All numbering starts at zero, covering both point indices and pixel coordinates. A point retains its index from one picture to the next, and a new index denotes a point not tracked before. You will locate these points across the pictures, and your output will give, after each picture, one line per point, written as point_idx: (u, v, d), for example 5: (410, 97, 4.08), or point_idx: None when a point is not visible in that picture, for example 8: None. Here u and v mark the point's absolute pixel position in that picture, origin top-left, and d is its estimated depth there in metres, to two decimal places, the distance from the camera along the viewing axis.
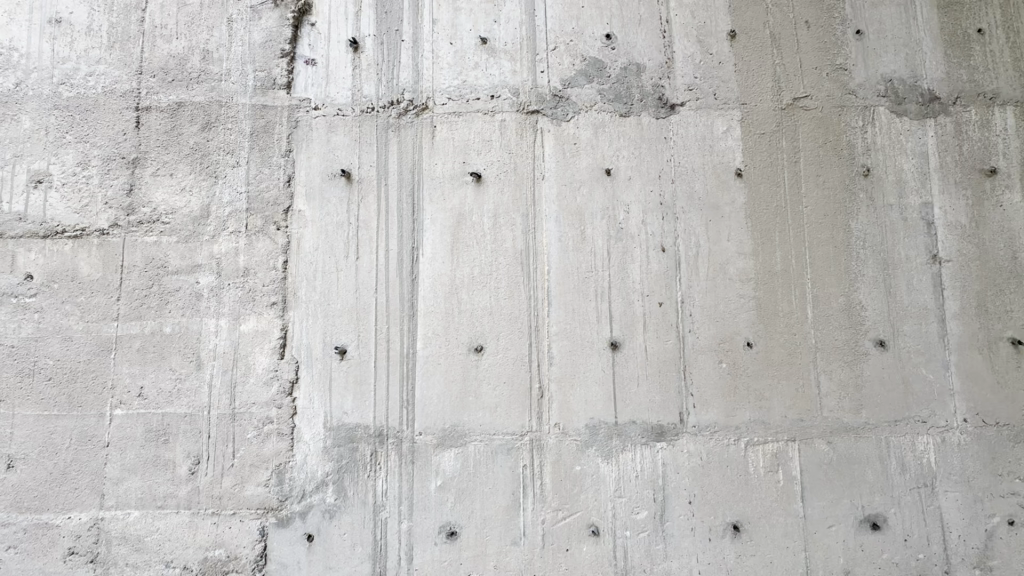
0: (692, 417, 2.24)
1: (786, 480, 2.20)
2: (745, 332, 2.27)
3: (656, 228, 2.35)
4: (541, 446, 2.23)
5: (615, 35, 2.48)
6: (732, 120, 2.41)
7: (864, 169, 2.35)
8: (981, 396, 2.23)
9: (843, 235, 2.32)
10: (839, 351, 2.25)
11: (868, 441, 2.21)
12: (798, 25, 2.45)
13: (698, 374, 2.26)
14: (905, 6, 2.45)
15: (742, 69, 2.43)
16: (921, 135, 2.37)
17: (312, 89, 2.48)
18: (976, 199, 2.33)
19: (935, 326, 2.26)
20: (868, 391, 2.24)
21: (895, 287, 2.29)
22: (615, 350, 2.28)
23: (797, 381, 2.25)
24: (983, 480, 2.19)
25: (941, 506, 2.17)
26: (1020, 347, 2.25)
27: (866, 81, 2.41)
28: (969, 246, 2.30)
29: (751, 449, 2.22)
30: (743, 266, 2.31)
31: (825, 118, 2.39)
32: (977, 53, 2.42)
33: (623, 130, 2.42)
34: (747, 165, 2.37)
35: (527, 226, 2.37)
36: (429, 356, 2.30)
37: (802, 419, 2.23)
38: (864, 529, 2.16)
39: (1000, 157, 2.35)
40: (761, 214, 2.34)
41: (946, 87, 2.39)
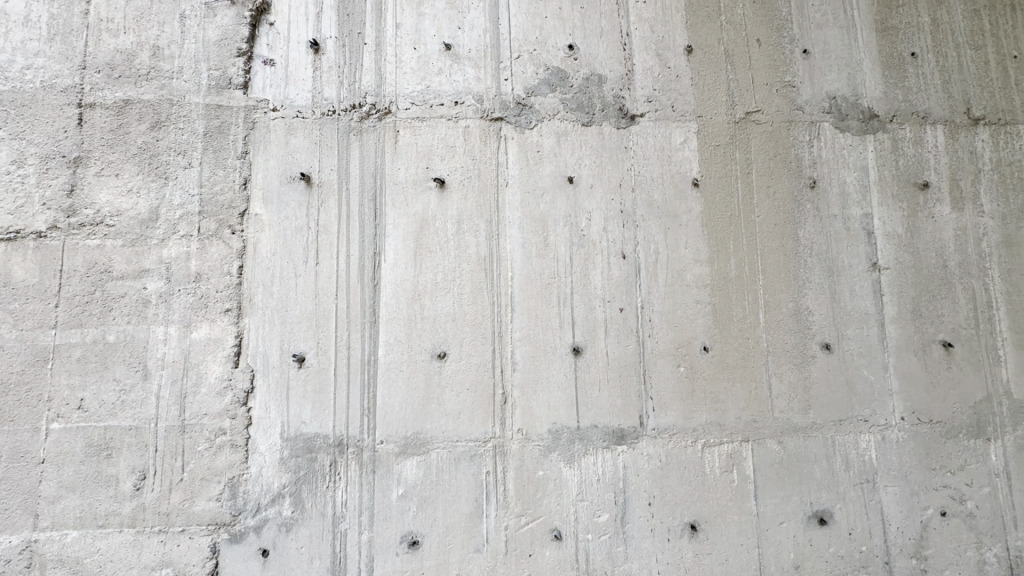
0: (651, 420, 2.29)
1: (740, 479, 2.28)
2: (701, 337, 2.35)
3: (616, 235, 2.40)
4: (504, 452, 2.24)
5: (577, 46, 2.52)
6: (689, 131, 2.49)
7: (811, 181, 2.47)
8: (917, 396, 2.37)
9: (792, 243, 2.43)
10: (789, 354, 2.36)
11: (815, 440, 2.31)
12: (750, 43, 2.56)
13: (657, 377, 2.32)
14: (848, 28, 2.60)
15: (698, 83, 2.52)
16: (862, 150, 2.51)
17: (270, 90, 2.42)
18: (912, 210, 2.49)
19: (875, 329, 2.40)
20: (815, 392, 2.34)
21: (839, 293, 2.41)
22: (577, 356, 2.31)
23: (750, 383, 2.33)
24: (919, 474, 2.32)
25: (882, 501, 2.30)
26: (951, 348, 2.40)
27: (813, 97, 2.53)
28: (905, 255, 2.45)
29: (707, 450, 2.29)
30: (699, 273, 2.39)
31: (775, 132, 2.50)
32: (912, 74, 2.58)
33: (584, 138, 2.46)
34: (703, 175, 2.46)
35: (490, 233, 2.37)
36: (391, 363, 2.27)
37: (755, 420, 2.31)
38: (812, 525, 2.26)
39: (932, 172, 2.52)
40: (716, 223, 2.43)
41: (884, 106, 2.55)
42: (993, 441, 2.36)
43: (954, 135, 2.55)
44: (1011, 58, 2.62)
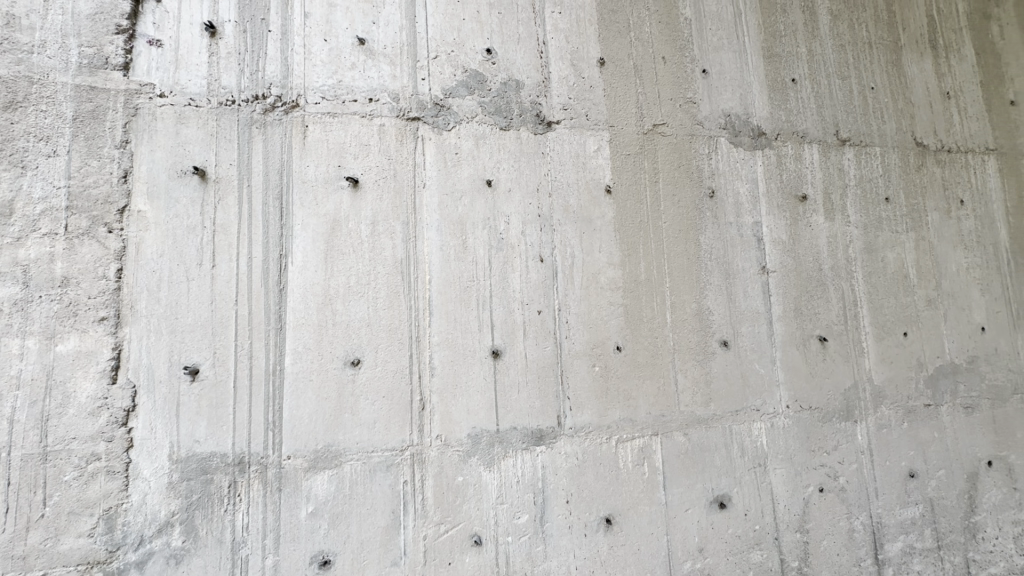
0: (569, 420, 2.35)
1: (651, 471, 2.40)
2: (615, 337, 2.45)
3: (535, 238, 2.44)
4: (422, 460, 2.18)
5: (495, 50, 2.54)
6: (602, 140, 2.59)
7: (710, 191, 2.68)
8: (800, 386, 2.64)
9: (694, 248, 2.61)
10: (693, 351, 2.53)
11: (716, 430, 2.50)
12: (656, 59, 2.72)
13: (574, 378, 2.38)
14: (740, 52, 2.85)
15: (610, 94, 2.63)
16: (753, 164, 2.77)
17: (156, 74, 2.18)
18: (794, 219, 2.77)
19: (765, 327, 2.64)
20: (715, 385, 2.53)
21: (735, 294, 2.63)
22: (496, 358, 2.31)
23: (658, 380, 2.47)
24: (802, 456, 2.59)
25: (771, 482, 2.53)
26: (826, 342, 2.71)
27: (711, 114, 2.75)
28: (788, 259, 2.73)
29: (620, 445, 2.39)
30: (612, 275, 2.49)
31: (679, 144, 2.68)
32: (793, 98, 2.89)
33: (502, 143, 2.48)
34: (616, 183, 2.57)
35: (407, 235, 2.31)
36: (299, 373, 2.13)
37: (663, 414, 2.45)
38: (714, 509, 2.44)
39: (810, 186, 2.83)
40: (627, 228, 2.55)
41: (771, 125, 2.82)
42: (859, 423, 2.69)
43: (827, 154, 2.88)
44: (870, 89, 3.02)
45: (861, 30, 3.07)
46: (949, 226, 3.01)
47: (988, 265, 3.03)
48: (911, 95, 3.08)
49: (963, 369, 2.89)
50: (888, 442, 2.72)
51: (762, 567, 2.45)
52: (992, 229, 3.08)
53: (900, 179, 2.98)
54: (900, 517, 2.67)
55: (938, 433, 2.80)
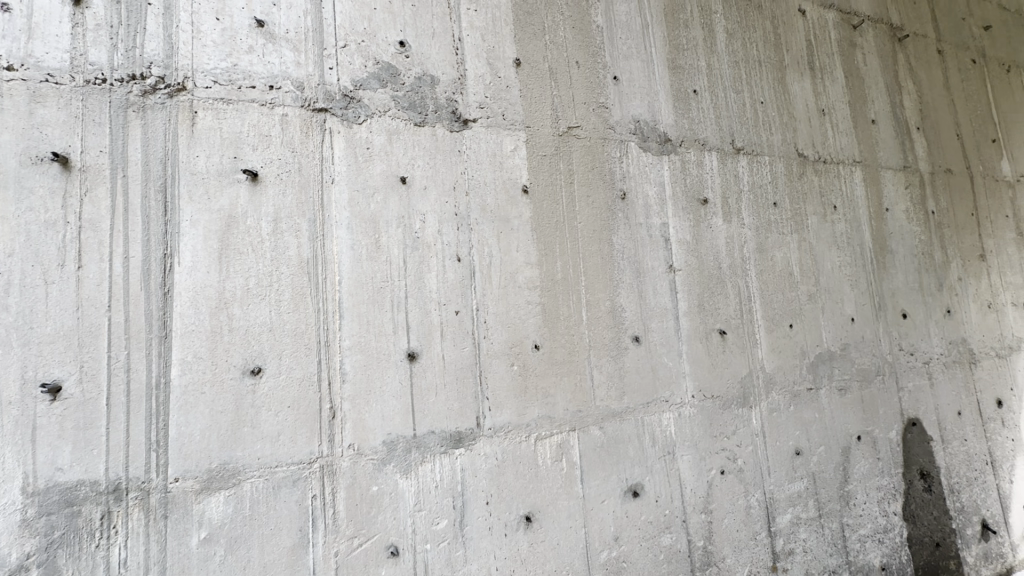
0: (488, 420, 2.33)
1: (569, 466, 2.45)
2: (533, 336, 2.47)
3: (451, 237, 2.39)
4: (333, 471, 2.06)
5: (408, 43, 2.46)
6: (519, 140, 2.60)
7: (622, 193, 2.79)
8: (703, 376, 2.83)
9: (607, 248, 2.70)
10: (607, 348, 2.62)
11: (629, 422, 2.61)
12: (570, 63, 2.78)
13: (492, 378, 2.37)
14: (647, 62, 3.00)
15: (526, 95, 2.66)
16: (660, 168, 2.92)
17: (2, 43, 1.86)
18: (697, 221, 2.97)
19: (672, 322, 2.80)
20: (628, 379, 2.64)
21: (645, 292, 2.76)
22: (412, 361, 2.24)
23: (575, 376, 2.53)
24: (706, 441, 2.77)
25: (679, 469, 2.69)
26: (725, 335, 2.93)
27: (622, 119, 2.86)
28: (692, 258, 2.92)
29: (539, 442, 2.41)
30: (530, 275, 2.51)
31: (593, 147, 2.76)
32: (695, 108, 3.09)
33: (417, 139, 2.41)
34: (532, 183, 2.60)
35: (314, 233, 2.17)
36: (188, 385, 1.92)
37: (580, 409, 2.51)
38: (627, 498, 2.54)
39: (710, 191, 3.04)
40: (544, 228, 2.58)
41: (676, 132, 3.00)
42: (754, 408, 2.94)
43: (725, 161, 3.12)
44: (760, 104, 3.31)
45: (752, 49, 3.36)
46: (826, 229, 3.38)
47: (856, 263, 3.44)
48: (794, 110, 3.42)
49: (837, 356, 3.26)
50: (778, 424, 2.99)
51: (672, 549, 2.60)
52: (858, 232, 3.50)
53: (786, 186, 3.30)
54: (788, 492, 2.94)
55: (818, 414, 3.13)
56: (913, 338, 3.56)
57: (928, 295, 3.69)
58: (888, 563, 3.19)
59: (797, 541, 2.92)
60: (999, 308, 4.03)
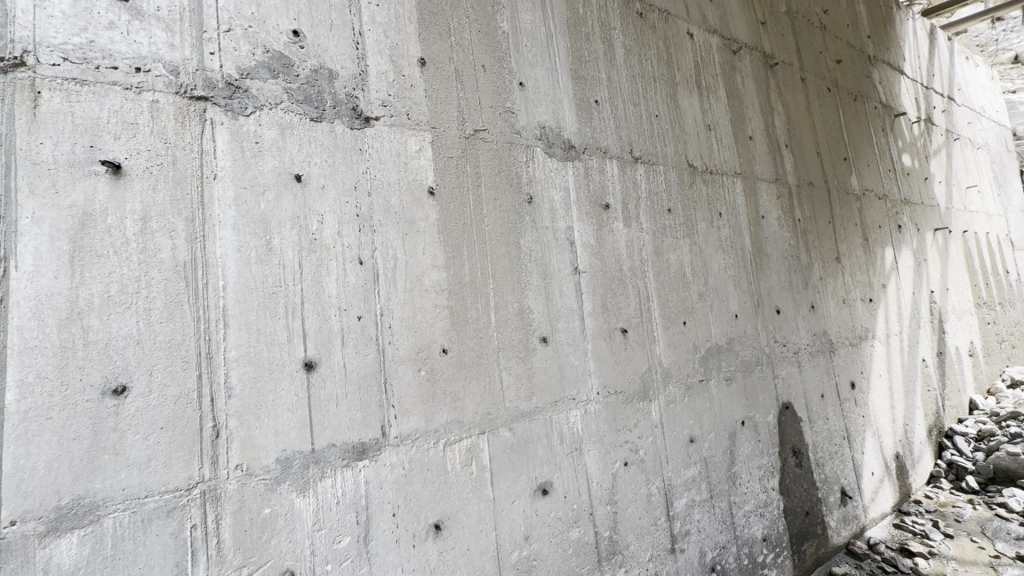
0: (394, 429, 2.25)
1: (478, 470, 2.44)
2: (440, 340, 2.43)
3: (353, 239, 2.28)
4: (216, 497, 1.87)
5: (303, 33, 2.31)
6: (424, 141, 2.55)
7: (528, 197, 2.84)
8: (607, 373, 2.96)
9: (515, 250, 2.74)
10: (515, 349, 2.65)
11: (538, 422, 2.65)
12: (477, 67, 2.79)
13: (398, 385, 2.29)
14: (552, 70, 3.09)
15: (432, 95, 2.61)
16: (565, 173, 3.02)
17: None
18: (599, 225, 3.11)
19: (577, 322, 2.90)
20: (536, 379, 2.69)
21: (552, 293, 2.83)
22: (310, 371, 2.10)
23: (484, 379, 2.53)
24: (610, 436, 2.90)
25: (586, 463, 2.79)
26: (627, 333, 3.09)
27: (527, 124, 2.92)
28: (596, 261, 3.05)
29: (448, 448, 2.38)
30: (437, 278, 2.47)
31: (499, 150, 2.79)
32: (596, 117, 3.24)
33: (314, 135, 2.27)
34: (439, 185, 2.56)
35: (193, 234, 1.96)
36: (28, 411, 1.63)
37: (489, 412, 2.51)
38: (537, 497, 2.58)
39: (611, 197, 3.20)
40: (451, 230, 2.56)
41: (579, 140, 3.13)
42: (653, 401, 3.13)
43: (624, 169, 3.30)
44: (655, 117, 3.55)
45: (648, 65, 3.59)
46: (713, 233, 3.70)
47: (738, 265, 3.80)
48: (685, 125, 3.71)
49: (724, 349, 3.58)
50: (675, 415, 3.21)
51: (580, 542, 2.68)
52: (740, 237, 3.88)
53: (678, 194, 3.57)
54: (684, 478, 3.17)
55: (709, 403, 3.41)
56: (785, 331, 4.01)
57: (796, 292, 4.18)
58: (768, 534, 3.55)
59: (692, 523, 3.15)
60: (851, 303, 4.67)
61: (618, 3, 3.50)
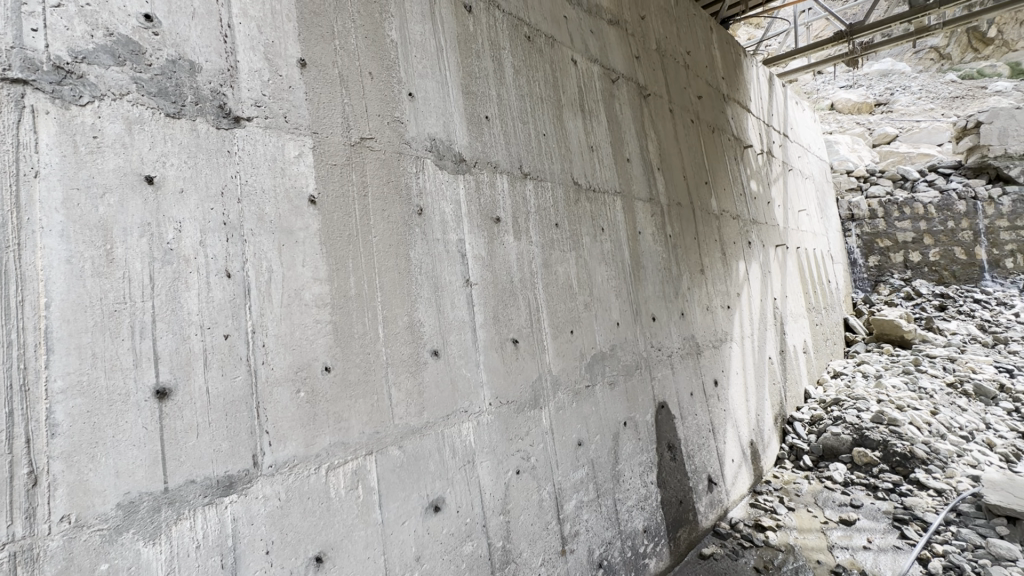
0: (268, 457, 2.06)
1: (365, 493, 2.33)
2: (322, 358, 2.28)
3: (219, 250, 2.07)
4: (33, 558, 1.55)
5: (158, 19, 2.05)
6: (304, 146, 2.40)
7: (418, 209, 2.80)
8: (499, 384, 3.00)
9: (404, 263, 2.67)
10: (405, 363, 2.58)
11: (429, 438, 2.61)
12: (363, 73, 2.70)
13: (273, 408, 2.11)
14: (442, 83, 3.10)
15: (313, 99, 2.47)
16: (455, 186, 3.04)
17: None
18: (491, 238, 3.16)
19: (469, 334, 2.91)
20: (427, 394, 2.64)
21: (443, 305, 2.81)
22: (162, 400, 1.85)
23: (371, 396, 2.42)
24: (502, 446, 2.94)
25: (478, 475, 2.79)
26: (517, 344, 3.17)
27: (417, 136, 2.89)
28: (487, 273, 3.09)
29: (331, 472, 2.24)
30: (318, 291, 2.33)
31: (387, 160, 2.72)
32: (487, 133, 3.31)
33: (170, 132, 2.02)
34: (320, 194, 2.42)
35: (3, 242, 1.62)
36: None
37: (377, 430, 2.41)
38: (428, 514, 2.53)
39: (502, 211, 3.29)
40: (334, 241, 2.43)
41: (470, 154, 3.17)
42: (543, 408, 3.24)
43: (514, 184, 3.41)
44: (542, 135, 3.72)
45: (535, 87, 3.76)
46: (596, 247, 3.96)
47: (619, 276, 4.10)
48: (570, 145, 3.94)
49: (608, 355, 3.83)
50: (564, 420, 3.36)
51: (473, 556, 2.67)
52: (620, 251, 4.19)
53: (565, 210, 3.77)
54: (573, 480, 3.32)
55: (595, 407, 3.61)
56: (660, 337, 4.40)
57: (669, 301, 4.61)
58: (648, 525, 3.84)
59: (581, 523, 3.30)
60: (713, 310, 5.27)
61: (507, 24, 3.63)
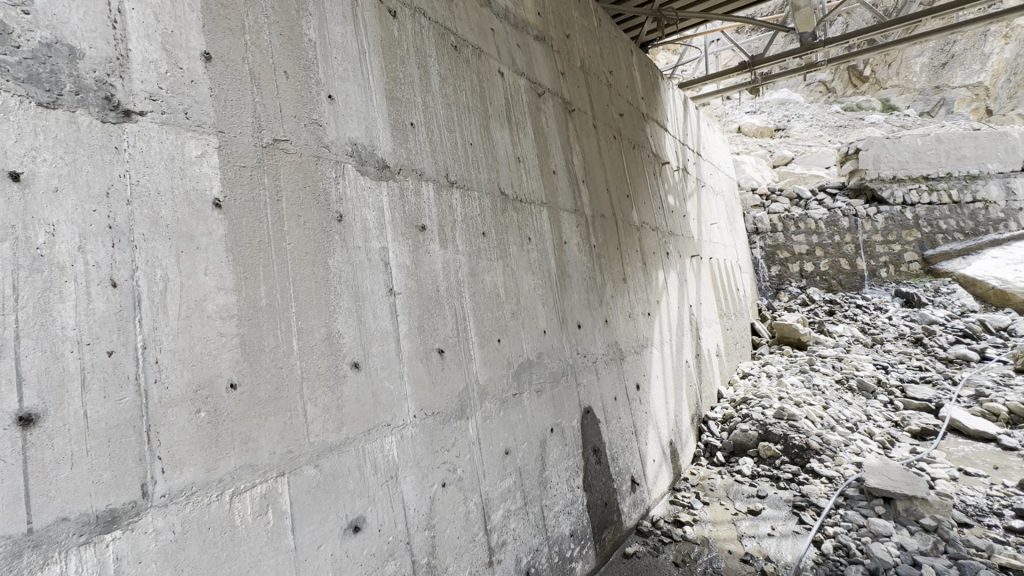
0: (160, 486, 1.87)
1: (276, 517, 2.17)
2: (227, 373, 2.11)
3: (103, 256, 1.86)
4: None
5: None
6: (208, 145, 2.22)
7: (338, 215, 2.69)
8: (424, 395, 2.94)
9: (322, 271, 2.55)
10: (322, 377, 2.45)
11: (348, 454, 2.49)
12: (277, 72, 2.56)
13: (168, 431, 1.91)
14: (364, 87, 3.01)
15: (219, 96, 2.30)
16: (378, 193, 2.96)
17: None
18: (415, 247, 3.10)
19: (392, 345, 2.83)
20: (346, 409, 2.52)
21: (364, 316, 2.71)
22: (26, 428, 1.62)
23: (284, 414, 2.28)
24: (427, 459, 2.87)
25: (402, 491, 2.70)
26: (443, 353, 3.13)
27: (337, 140, 2.78)
28: (412, 282, 3.03)
29: (237, 498, 2.07)
30: (224, 302, 2.16)
31: (304, 163, 2.59)
32: (412, 139, 3.26)
33: (42, 124, 1.79)
34: (227, 197, 2.25)
35: None
36: None
37: (290, 450, 2.27)
38: (348, 536, 2.41)
39: (427, 219, 3.24)
40: (242, 248, 2.26)
41: (394, 160, 3.10)
42: (470, 418, 3.21)
43: (440, 193, 3.38)
44: (469, 145, 3.73)
45: (462, 96, 3.77)
46: (523, 256, 4.01)
47: (545, 284, 4.19)
48: (497, 155, 3.98)
49: (535, 363, 3.88)
50: (491, 429, 3.35)
51: None
52: (546, 260, 4.28)
53: (492, 219, 3.79)
54: (500, 489, 3.31)
55: (522, 415, 3.63)
56: (585, 343, 4.53)
57: (593, 309, 4.78)
58: (575, 529, 3.91)
59: (508, 532, 3.30)
60: (635, 317, 5.52)
61: (433, 32, 3.61)
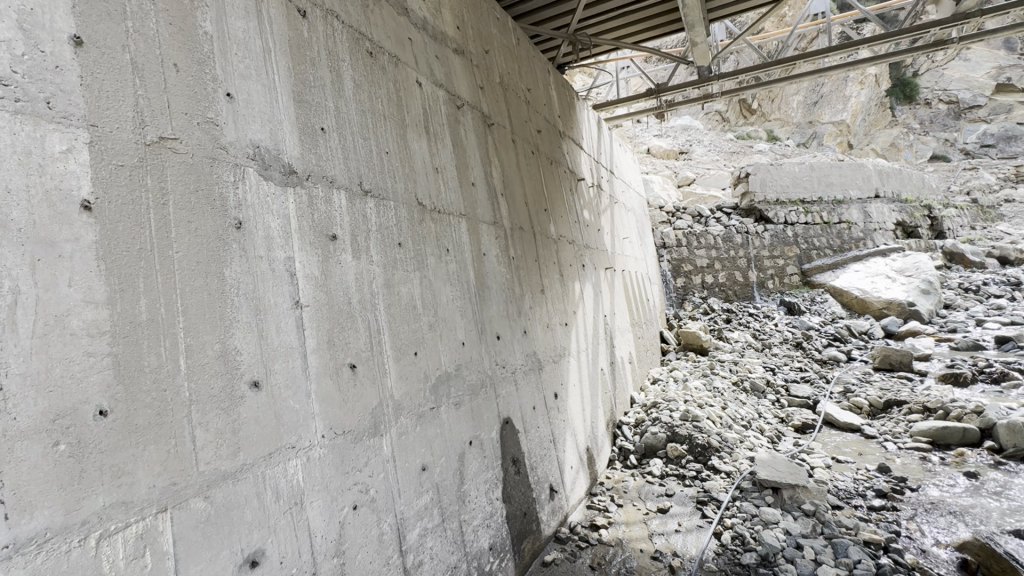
0: (3, 535, 1.58)
1: (156, 559, 1.93)
2: (95, 399, 1.85)
3: None
4: None
5: None
6: (75, 139, 1.96)
7: (236, 222, 2.49)
8: (334, 413, 2.79)
9: (217, 283, 2.34)
10: (216, 399, 2.23)
11: (245, 482, 2.29)
12: (166, 65, 2.32)
13: (15, 468, 1.63)
14: (268, 87, 2.84)
15: (91, 85, 2.04)
16: (284, 200, 2.78)
17: None
18: (325, 257, 2.95)
19: (298, 361, 2.65)
20: (243, 433, 2.32)
21: (266, 330, 2.52)
22: None
23: (167, 441, 2.04)
24: (337, 481, 2.71)
25: (308, 518, 2.52)
26: (355, 369, 2.99)
27: (236, 141, 2.59)
28: (321, 294, 2.87)
29: (106, 541, 1.81)
30: (92, 317, 1.90)
31: (196, 165, 2.37)
32: (322, 144, 3.12)
33: None
34: (98, 199, 2.00)
35: None
36: None
37: (174, 482, 2.04)
38: (243, 572, 2.20)
39: (339, 228, 3.10)
40: (117, 257, 2.02)
41: (302, 165, 2.94)
42: (384, 436, 3.09)
43: (353, 201, 3.26)
44: (385, 153, 3.64)
45: (377, 103, 3.68)
46: (441, 267, 3.97)
47: (463, 296, 4.17)
48: (414, 165, 3.92)
49: (452, 375, 3.83)
50: (406, 445, 3.24)
51: None
52: (465, 271, 4.27)
53: (408, 229, 3.71)
54: (416, 507, 3.21)
55: (440, 429, 3.56)
56: (503, 354, 4.56)
57: (511, 320, 4.82)
58: (494, 542, 3.89)
59: (424, 551, 3.20)
60: (552, 328, 5.66)
61: (346, 36, 3.49)
